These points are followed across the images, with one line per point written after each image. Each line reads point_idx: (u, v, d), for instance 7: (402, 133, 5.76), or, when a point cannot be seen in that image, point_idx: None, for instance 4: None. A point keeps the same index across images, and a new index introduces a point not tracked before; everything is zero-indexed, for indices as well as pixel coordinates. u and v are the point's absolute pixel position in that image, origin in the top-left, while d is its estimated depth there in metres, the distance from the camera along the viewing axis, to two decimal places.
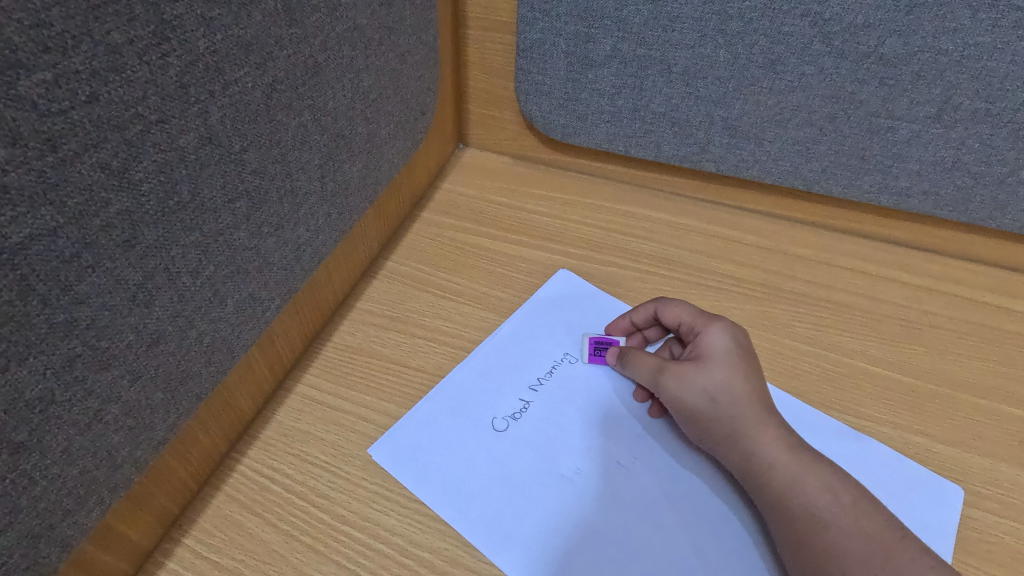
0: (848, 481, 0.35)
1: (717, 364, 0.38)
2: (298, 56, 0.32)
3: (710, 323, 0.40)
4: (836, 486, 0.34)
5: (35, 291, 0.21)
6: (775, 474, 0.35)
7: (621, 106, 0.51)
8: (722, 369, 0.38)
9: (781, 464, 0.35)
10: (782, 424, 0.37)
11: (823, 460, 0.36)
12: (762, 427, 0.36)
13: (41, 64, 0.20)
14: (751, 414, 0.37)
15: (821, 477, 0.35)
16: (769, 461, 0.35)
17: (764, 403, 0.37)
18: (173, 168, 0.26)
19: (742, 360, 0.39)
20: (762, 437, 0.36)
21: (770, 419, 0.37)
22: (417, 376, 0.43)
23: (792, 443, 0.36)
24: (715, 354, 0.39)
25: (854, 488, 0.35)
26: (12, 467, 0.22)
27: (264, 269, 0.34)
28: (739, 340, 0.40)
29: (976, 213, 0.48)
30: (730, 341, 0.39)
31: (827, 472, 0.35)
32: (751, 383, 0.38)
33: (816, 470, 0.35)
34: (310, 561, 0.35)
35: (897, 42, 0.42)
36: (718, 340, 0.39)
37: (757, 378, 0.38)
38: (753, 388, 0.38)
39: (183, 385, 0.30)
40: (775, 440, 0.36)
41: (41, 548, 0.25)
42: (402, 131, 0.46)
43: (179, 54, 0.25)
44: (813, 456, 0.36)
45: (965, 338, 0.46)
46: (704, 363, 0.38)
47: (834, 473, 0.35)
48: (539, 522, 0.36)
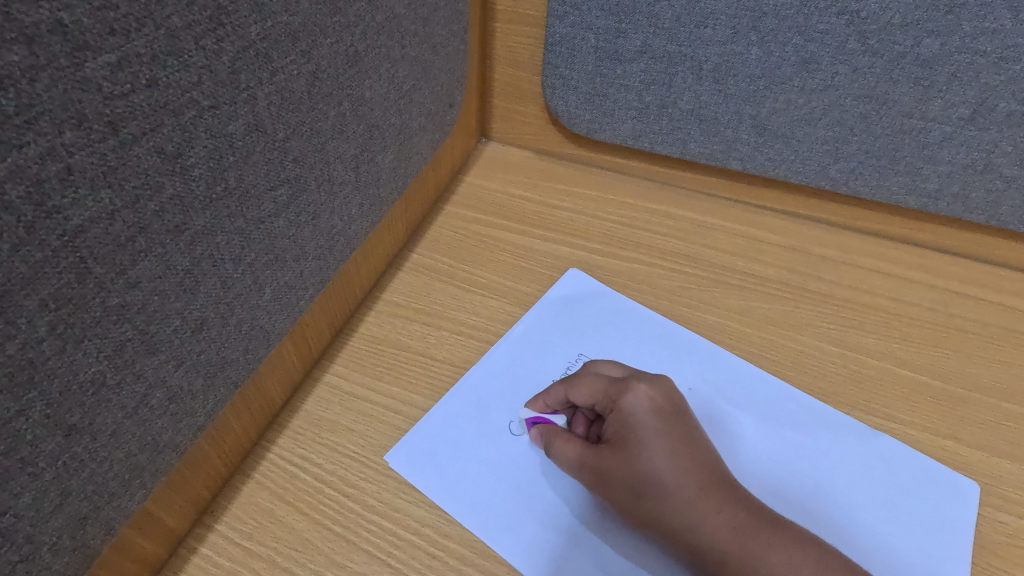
0: (805, 560, 0.32)
1: (641, 447, 0.35)
2: (340, 44, 0.32)
3: (620, 396, 0.37)
4: (793, 574, 0.31)
5: (92, 274, 0.21)
6: (725, 567, 0.32)
7: (649, 102, 0.51)
8: (646, 452, 0.35)
9: (726, 553, 0.32)
10: (722, 503, 0.33)
11: (775, 539, 0.32)
12: (699, 515, 0.33)
13: (108, 46, 0.20)
14: (683, 500, 0.33)
15: (773, 562, 0.31)
16: (712, 552, 0.32)
17: (699, 480, 0.34)
18: (222, 154, 0.26)
19: (663, 434, 0.35)
20: (703, 526, 0.33)
21: (706, 501, 0.33)
22: (444, 369, 0.43)
23: (738, 523, 0.33)
24: (635, 436, 0.35)
25: (815, 568, 0.31)
26: (64, 449, 0.22)
27: (301, 258, 0.34)
28: (660, 409, 0.36)
29: (1005, 217, 0.48)
30: (649, 415, 0.36)
31: (778, 555, 0.32)
32: (682, 463, 0.34)
33: (766, 553, 0.32)
34: (341, 550, 0.35)
35: (934, 43, 0.42)
36: (634, 413, 0.36)
37: (687, 453, 0.35)
38: (684, 469, 0.34)
39: (222, 371, 0.30)
40: (716, 526, 0.33)
41: (87, 531, 0.25)
42: (431, 123, 0.45)
43: (232, 40, 0.24)
44: (765, 535, 0.32)
45: (993, 342, 0.46)
46: (625, 449, 0.35)
47: (789, 553, 0.32)
48: (567, 520, 0.37)
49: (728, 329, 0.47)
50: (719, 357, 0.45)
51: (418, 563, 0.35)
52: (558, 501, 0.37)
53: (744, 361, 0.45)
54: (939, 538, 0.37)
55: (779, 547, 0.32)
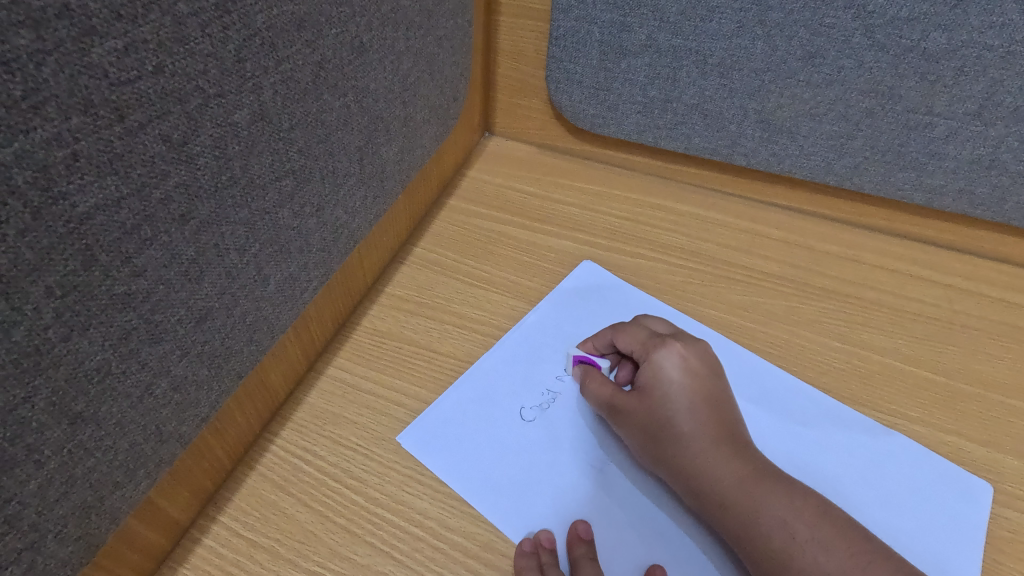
0: (808, 512, 0.33)
1: (663, 395, 0.37)
2: (345, 35, 0.32)
3: (655, 349, 0.39)
4: (795, 519, 0.32)
5: (97, 262, 0.21)
6: (728, 512, 0.34)
7: (653, 97, 0.51)
8: (667, 397, 0.37)
9: (732, 500, 0.34)
10: (734, 455, 0.35)
11: (780, 491, 0.34)
12: (709, 460, 0.35)
13: (114, 31, 0.19)
14: (695, 449, 0.35)
15: (777, 509, 0.33)
16: (719, 498, 0.34)
17: (715, 433, 0.36)
18: (228, 143, 0.26)
19: (693, 390, 0.37)
20: (711, 472, 0.34)
21: (718, 450, 0.35)
22: (446, 362, 0.43)
23: (744, 473, 0.34)
24: (659, 385, 0.37)
25: (816, 516, 0.33)
26: (70, 437, 0.22)
27: (305, 250, 0.34)
28: (690, 366, 0.38)
29: (1011, 213, 0.47)
30: (677, 368, 0.38)
31: (784, 503, 0.33)
32: (699, 416, 0.36)
33: (771, 502, 0.33)
34: (344, 542, 0.35)
35: (941, 37, 0.41)
36: (664, 368, 0.38)
37: (709, 407, 0.37)
38: (702, 421, 0.36)
39: (226, 362, 0.30)
40: (726, 474, 0.34)
41: (92, 519, 0.25)
42: (435, 116, 0.45)
43: (239, 28, 0.24)
44: (770, 487, 0.34)
45: (996, 338, 0.46)
46: (648, 394, 0.37)
47: (792, 501, 0.33)
48: (569, 513, 0.36)
49: (732, 324, 0.47)
50: (721, 351, 0.45)
51: (421, 555, 0.35)
52: (561, 494, 0.37)
53: (748, 356, 0.45)
54: (943, 532, 0.37)
55: (785, 496, 0.33)
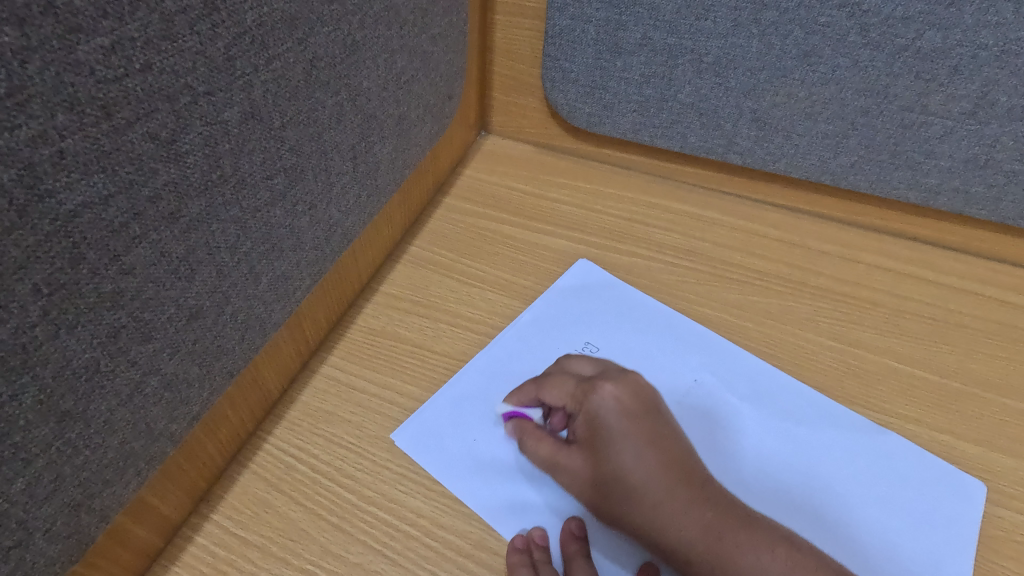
0: (778, 564, 0.31)
1: (608, 444, 0.35)
2: (337, 33, 0.31)
3: (586, 399, 0.37)
4: (766, 573, 0.31)
5: (85, 260, 0.21)
6: (696, 567, 0.32)
7: (648, 95, 0.51)
8: (611, 450, 0.35)
9: (699, 554, 0.32)
10: (693, 502, 0.33)
11: (745, 539, 0.32)
12: (669, 512, 0.33)
13: (100, 29, 0.19)
14: (651, 501, 0.33)
15: (749, 562, 0.31)
16: (683, 555, 0.32)
17: (670, 480, 0.34)
18: (218, 142, 0.26)
19: (632, 434, 0.35)
20: (673, 526, 0.33)
21: (676, 501, 0.33)
22: (441, 361, 0.43)
23: (708, 521, 0.33)
24: (603, 431, 0.36)
25: (787, 566, 0.32)
26: (58, 434, 0.22)
27: (297, 248, 0.34)
28: (626, 407, 0.36)
29: (1006, 212, 0.47)
30: (614, 412, 0.36)
31: (752, 555, 0.32)
32: (649, 461, 0.34)
33: (739, 555, 0.32)
34: (337, 541, 0.35)
35: (935, 36, 0.41)
36: (601, 413, 0.36)
37: (654, 450, 0.35)
38: (652, 466, 0.34)
39: (218, 360, 0.30)
40: (687, 527, 0.33)
41: (81, 517, 0.25)
42: (430, 115, 0.45)
43: (228, 26, 0.24)
44: (737, 537, 0.32)
45: (991, 337, 0.46)
46: (592, 450, 0.36)
47: (763, 552, 0.32)
48: (562, 510, 0.37)
49: (727, 323, 0.47)
50: (716, 350, 0.45)
51: (414, 554, 0.35)
52: (554, 492, 0.37)
53: (742, 355, 0.45)
54: (936, 530, 0.37)
55: (754, 547, 0.32)
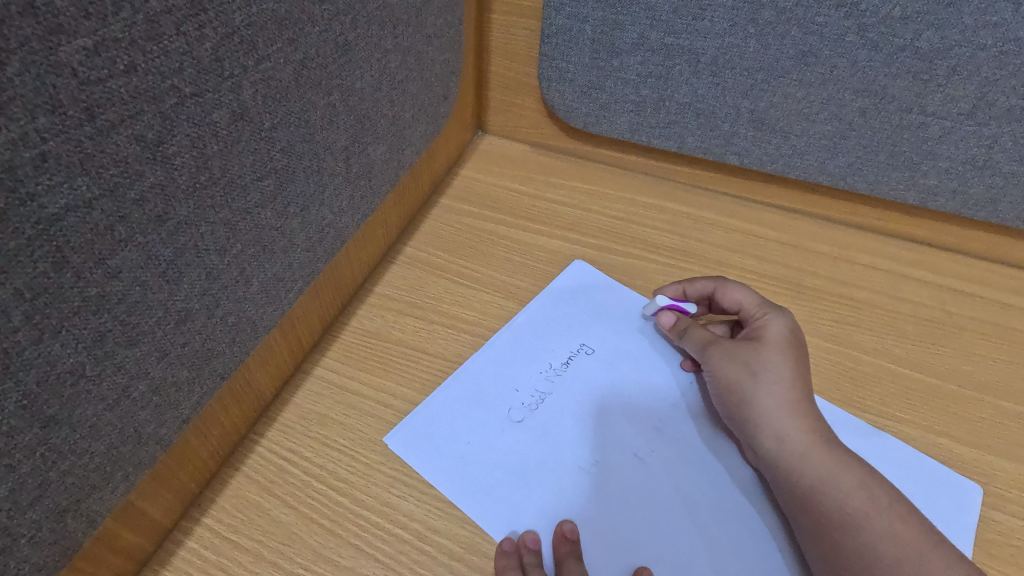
0: (880, 482, 0.35)
1: (764, 350, 0.39)
2: (329, 33, 0.31)
3: (768, 311, 0.41)
4: (873, 482, 0.35)
5: (69, 263, 0.21)
6: (809, 465, 0.35)
7: (645, 95, 0.51)
8: (771, 348, 0.39)
9: (818, 454, 0.35)
10: (815, 417, 0.37)
11: (853, 457, 0.36)
12: (789, 420, 0.36)
13: (83, 30, 0.19)
14: (789, 399, 0.37)
15: (858, 473, 0.35)
16: (804, 452, 0.35)
17: (806, 395, 0.37)
18: (206, 143, 0.25)
19: (789, 350, 0.39)
20: (797, 424, 0.36)
21: (804, 406, 0.37)
22: (434, 363, 0.43)
23: (827, 434, 0.36)
24: (769, 338, 0.39)
25: (886, 488, 0.35)
26: (42, 440, 0.22)
27: (289, 249, 0.33)
28: (794, 333, 0.40)
29: (1005, 214, 0.47)
30: (782, 327, 0.40)
31: (863, 469, 0.35)
32: (794, 372, 0.38)
33: (846, 469, 0.35)
34: (329, 544, 0.35)
35: (934, 36, 0.41)
36: (771, 325, 0.40)
37: (801, 362, 0.39)
38: (795, 377, 0.38)
39: (208, 363, 0.30)
40: (811, 431, 0.36)
41: (68, 523, 0.25)
42: (425, 115, 0.45)
43: (216, 26, 0.24)
44: (850, 452, 0.36)
45: (988, 340, 0.46)
46: (753, 343, 0.39)
47: (870, 469, 0.35)
48: (556, 513, 0.36)
49: None
50: None
51: (407, 558, 0.35)
52: (548, 495, 0.37)
53: None
54: None
55: (862, 463, 0.36)
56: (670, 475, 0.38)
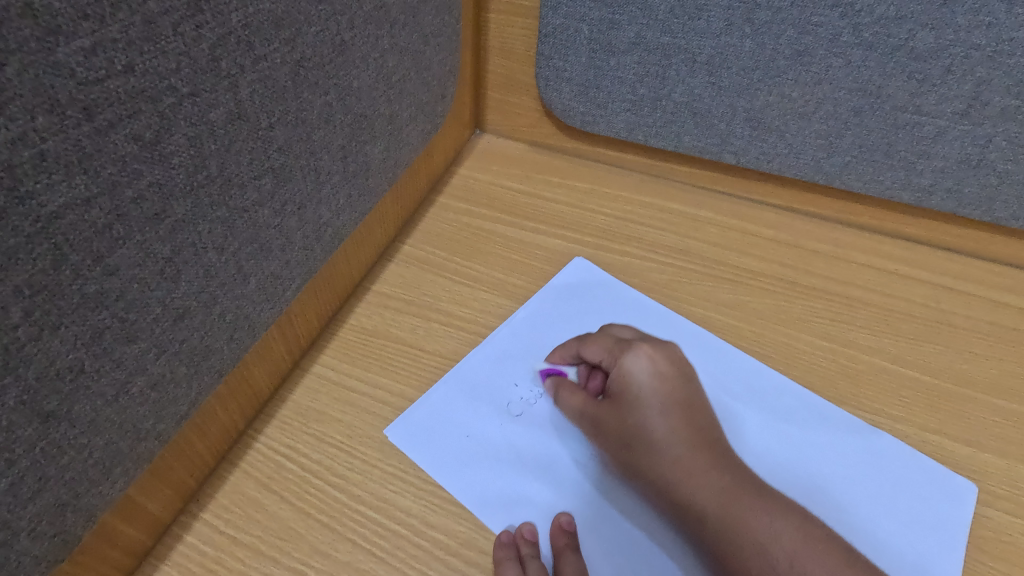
0: (786, 533, 0.33)
1: (636, 405, 0.38)
2: (325, 33, 0.31)
3: (623, 355, 0.40)
4: (772, 536, 0.33)
5: (68, 261, 0.21)
6: (707, 531, 0.34)
7: (642, 95, 0.51)
8: (642, 402, 0.38)
9: (713, 515, 0.34)
10: (706, 469, 0.35)
11: (755, 505, 0.34)
12: (677, 480, 0.35)
13: (81, 31, 0.20)
14: (673, 455, 0.36)
15: (761, 526, 0.33)
16: (700, 517, 0.34)
17: (688, 446, 0.36)
18: (203, 142, 0.26)
19: (660, 399, 0.38)
20: (688, 488, 0.35)
21: (694, 463, 0.35)
22: (432, 360, 0.43)
23: (723, 488, 0.35)
24: (632, 388, 0.38)
25: (793, 535, 0.33)
26: (42, 435, 0.22)
27: (287, 247, 0.34)
28: (659, 372, 0.39)
29: (999, 213, 0.47)
30: (647, 372, 0.39)
31: (765, 520, 0.33)
32: (671, 422, 0.37)
33: (748, 522, 0.33)
34: (326, 539, 0.35)
35: (928, 36, 0.41)
36: (633, 372, 0.39)
37: (680, 411, 0.38)
38: (673, 427, 0.37)
39: (206, 360, 0.30)
40: (702, 490, 0.34)
41: (67, 517, 0.25)
42: (422, 114, 0.45)
43: (212, 26, 0.24)
44: (752, 501, 0.34)
45: (983, 338, 0.46)
46: (623, 402, 0.38)
47: (773, 518, 0.34)
48: (552, 507, 0.37)
49: (719, 323, 0.47)
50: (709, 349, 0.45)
51: (403, 553, 0.35)
52: (545, 489, 0.37)
53: (735, 354, 0.45)
54: (925, 529, 0.37)
55: (768, 513, 0.34)
56: None
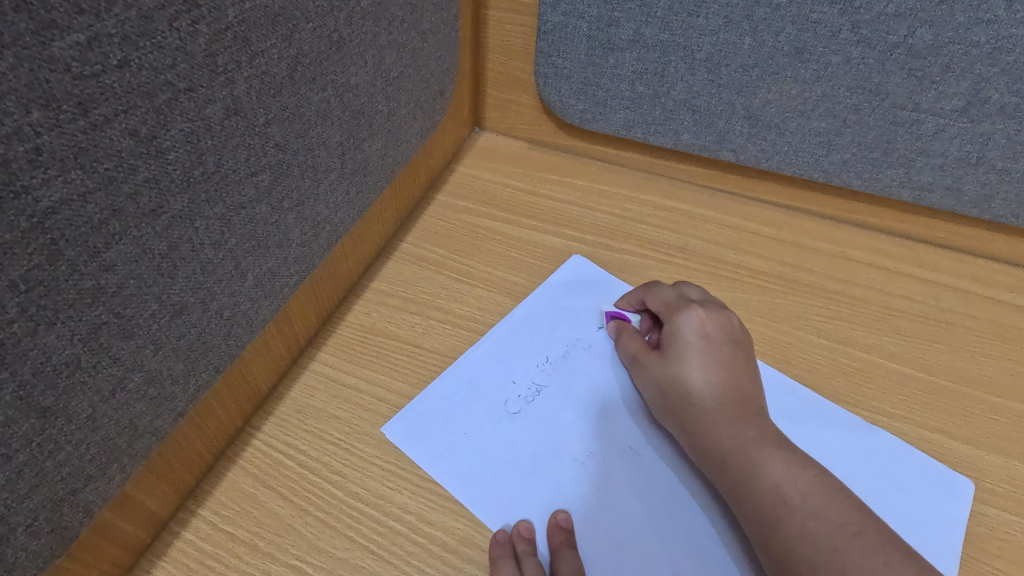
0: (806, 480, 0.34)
1: (677, 356, 0.40)
2: (323, 29, 0.31)
3: (679, 311, 0.42)
4: (790, 485, 0.34)
5: (64, 256, 0.21)
6: (727, 468, 0.36)
7: (641, 92, 0.51)
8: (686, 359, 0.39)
9: (734, 460, 0.36)
10: (738, 418, 0.37)
11: (779, 454, 0.35)
12: (711, 422, 0.37)
13: (76, 26, 0.20)
14: (702, 405, 0.38)
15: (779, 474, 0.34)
16: (722, 456, 0.36)
17: (721, 398, 0.38)
18: (200, 138, 0.26)
19: (702, 352, 0.39)
20: (715, 432, 0.37)
21: (724, 414, 0.37)
22: (430, 357, 0.43)
23: (746, 437, 0.36)
24: (677, 340, 0.40)
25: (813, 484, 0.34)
26: (39, 431, 0.22)
27: (284, 244, 0.34)
28: (706, 331, 0.40)
29: (998, 211, 0.47)
30: (695, 333, 0.40)
31: (784, 468, 0.35)
32: (710, 374, 0.38)
33: (767, 467, 0.35)
34: (323, 536, 0.35)
35: (927, 34, 0.41)
36: (683, 328, 0.41)
37: (722, 368, 0.39)
38: (710, 379, 0.38)
39: (203, 356, 0.30)
40: (728, 435, 0.36)
41: (64, 512, 0.25)
42: (420, 112, 0.45)
43: (209, 22, 0.24)
44: (773, 452, 0.36)
45: (982, 336, 0.46)
46: (667, 351, 0.40)
47: (793, 470, 0.35)
48: (549, 504, 0.37)
49: None
50: None
51: (401, 550, 0.35)
52: (543, 486, 0.37)
53: None
54: (924, 530, 0.37)
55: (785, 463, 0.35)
56: (664, 467, 0.38)
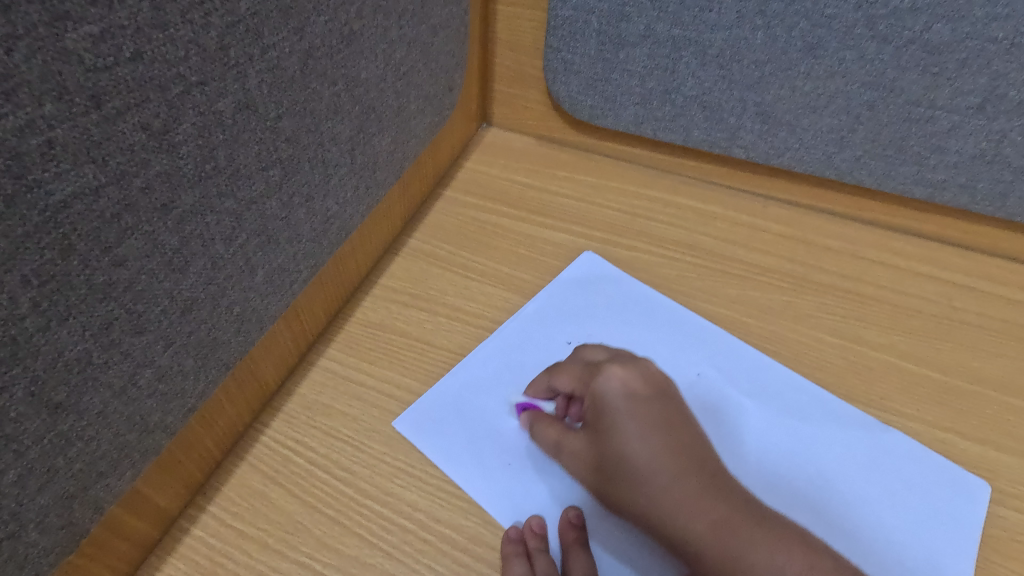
0: (791, 555, 0.30)
1: (613, 430, 0.35)
2: (334, 22, 0.31)
3: (592, 380, 0.37)
4: (777, 565, 0.29)
5: (76, 251, 0.21)
6: (705, 558, 0.31)
7: (651, 88, 0.50)
8: (618, 435, 0.35)
9: (709, 548, 0.31)
10: (700, 490, 0.32)
11: (756, 531, 0.31)
12: (672, 508, 0.32)
13: (89, 17, 0.19)
14: (656, 490, 0.33)
15: (759, 553, 0.30)
16: (693, 543, 0.31)
17: (686, 471, 0.33)
18: (212, 132, 0.25)
19: (639, 422, 0.35)
20: (682, 517, 0.32)
21: (686, 488, 0.32)
22: (439, 354, 0.43)
23: (716, 515, 0.31)
24: (605, 412, 0.35)
25: (798, 559, 0.30)
26: (51, 427, 0.22)
27: (294, 240, 0.33)
28: (631, 389, 0.36)
29: (1013, 209, 0.47)
30: (620, 397, 0.36)
31: (763, 549, 0.30)
32: (653, 446, 0.34)
33: (749, 548, 0.30)
34: (333, 534, 0.35)
35: (945, 29, 0.40)
36: (604, 394, 0.36)
37: (663, 433, 0.35)
38: (658, 452, 0.34)
39: (213, 352, 0.30)
40: (696, 516, 0.31)
41: (75, 509, 0.25)
42: (430, 106, 0.45)
43: (221, 15, 0.24)
44: (748, 529, 0.31)
45: (996, 335, 0.45)
46: (598, 428, 0.35)
47: (775, 545, 0.30)
48: (562, 500, 0.37)
49: (728, 319, 0.46)
50: (720, 345, 0.44)
51: (410, 548, 0.35)
52: (555, 487, 0.37)
53: (745, 351, 0.44)
54: (939, 531, 0.36)
55: (764, 541, 0.30)
56: None
